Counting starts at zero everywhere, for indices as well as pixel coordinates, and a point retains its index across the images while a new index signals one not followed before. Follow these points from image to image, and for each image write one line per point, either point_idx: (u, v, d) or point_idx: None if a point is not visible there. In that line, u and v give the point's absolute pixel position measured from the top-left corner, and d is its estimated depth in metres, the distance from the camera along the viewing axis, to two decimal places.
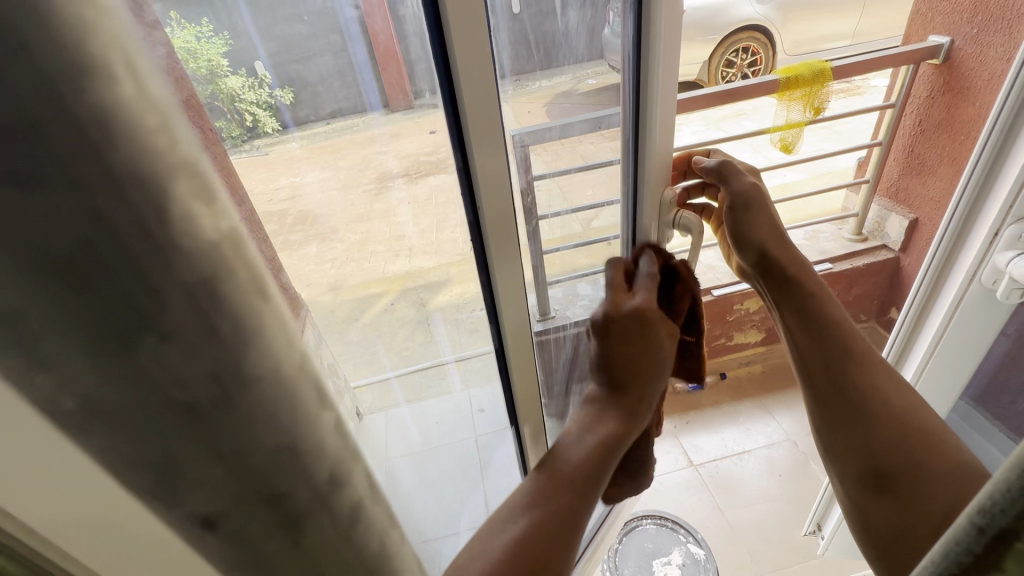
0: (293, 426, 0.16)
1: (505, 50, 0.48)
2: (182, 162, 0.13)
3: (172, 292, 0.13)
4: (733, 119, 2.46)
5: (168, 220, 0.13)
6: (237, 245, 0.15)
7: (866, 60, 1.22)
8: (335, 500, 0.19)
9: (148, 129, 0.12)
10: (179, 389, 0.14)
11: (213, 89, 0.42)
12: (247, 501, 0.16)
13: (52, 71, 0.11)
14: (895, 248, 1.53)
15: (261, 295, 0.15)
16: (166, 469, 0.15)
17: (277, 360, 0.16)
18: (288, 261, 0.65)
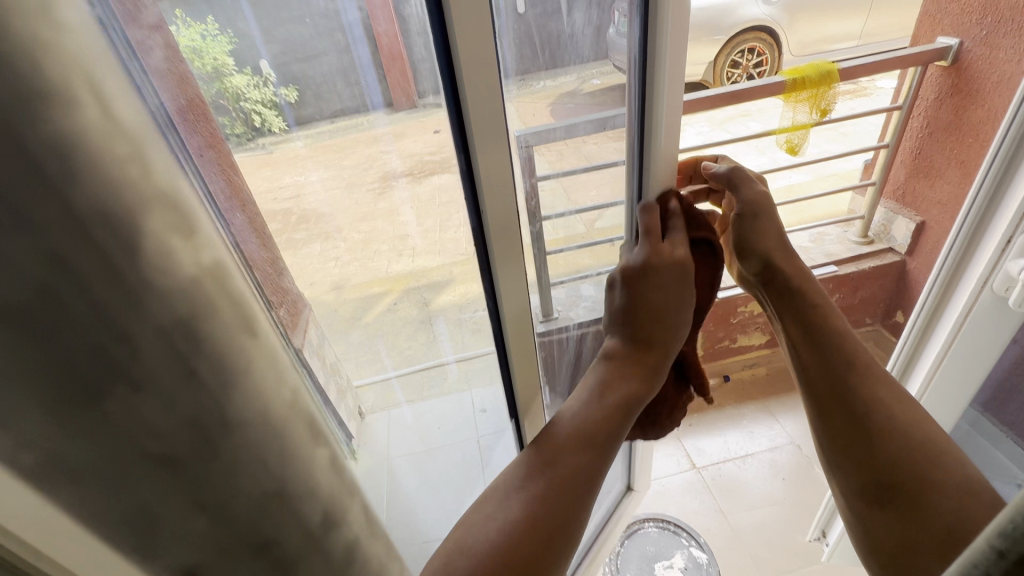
0: (282, 472, 0.22)
1: (510, 50, 0.48)
2: (157, 195, 0.17)
3: (144, 337, 0.17)
4: (738, 119, 2.45)
5: (145, 255, 0.17)
6: (211, 270, 0.19)
7: (874, 61, 1.21)
8: (324, 538, 0.25)
9: (129, 172, 0.17)
10: (156, 441, 0.19)
11: (218, 88, 0.46)
12: (230, 539, 0.22)
13: (54, 171, 0.15)
14: (901, 251, 1.52)
15: (249, 335, 0.21)
16: (149, 514, 0.20)
17: (263, 408, 0.21)
18: (295, 259, 0.72)
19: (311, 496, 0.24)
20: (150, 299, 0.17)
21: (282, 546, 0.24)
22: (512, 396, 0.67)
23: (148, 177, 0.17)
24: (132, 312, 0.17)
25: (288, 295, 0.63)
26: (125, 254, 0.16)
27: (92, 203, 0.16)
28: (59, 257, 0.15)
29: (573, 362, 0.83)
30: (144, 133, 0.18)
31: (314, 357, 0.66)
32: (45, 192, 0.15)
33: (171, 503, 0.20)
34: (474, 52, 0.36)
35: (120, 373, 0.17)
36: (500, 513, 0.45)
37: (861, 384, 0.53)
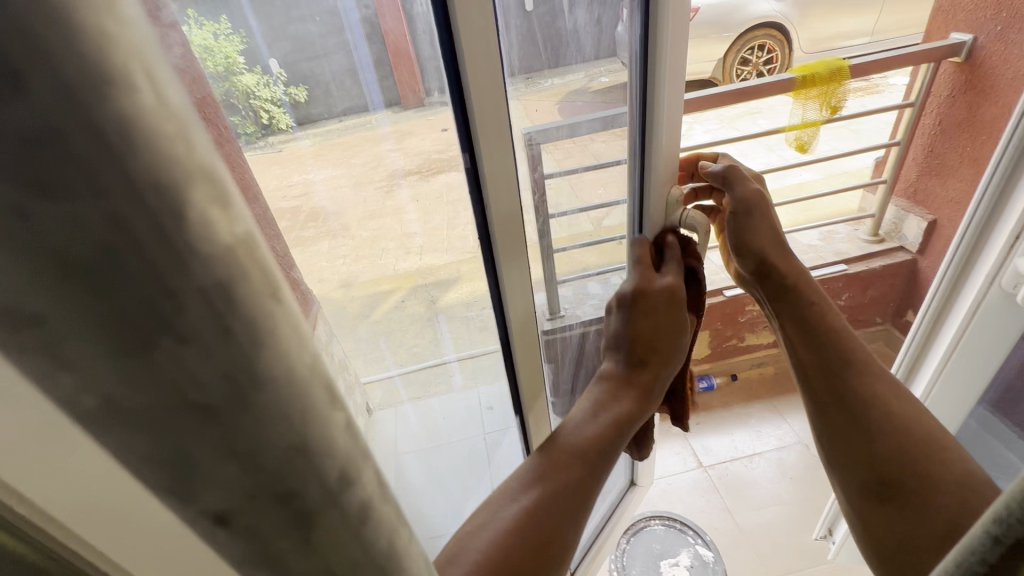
0: (307, 427, 0.12)
1: (514, 49, 0.48)
2: (201, 170, 0.10)
3: (189, 296, 0.10)
4: (748, 117, 2.44)
5: (187, 225, 0.09)
6: (257, 255, 0.11)
7: (885, 59, 1.20)
8: (343, 501, 0.14)
9: (164, 136, 0.09)
10: (195, 388, 0.11)
11: (229, 85, 0.48)
12: (260, 501, 0.12)
13: (79, 86, 0.08)
14: (912, 250, 1.50)
15: (278, 296, 0.11)
16: (182, 461, 0.11)
17: (293, 365, 0.12)
18: (302, 255, 0.79)
19: (360, 476, 0.14)
20: (191, 261, 0.09)
21: (310, 509, 0.13)
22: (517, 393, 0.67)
23: (193, 148, 0.10)
24: (164, 246, 0.09)
25: (297, 292, 0.64)
26: (167, 217, 0.09)
27: (148, 172, 0.09)
28: (30, 135, 0.08)
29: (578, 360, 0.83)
30: (191, 113, 0.10)
31: None
32: (83, 134, 0.08)
33: (197, 451, 0.11)
34: (480, 50, 0.36)
35: (108, 275, 0.09)
36: (503, 517, 0.48)
37: (861, 383, 0.54)
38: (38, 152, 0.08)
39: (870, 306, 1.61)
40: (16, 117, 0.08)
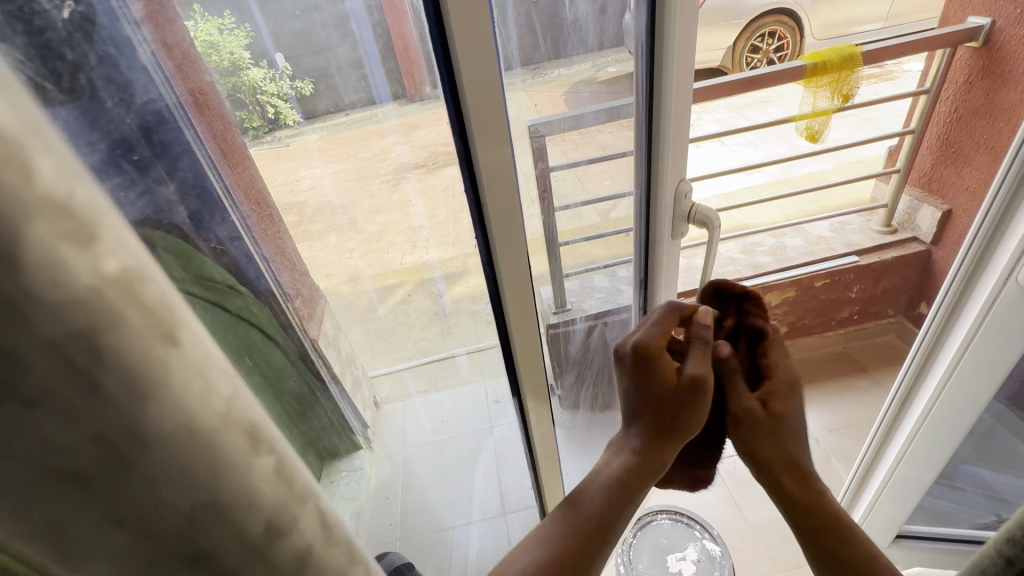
0: (213, 482, 0.13)
1: (514, 39, 0.47)
2: (47, 200, 0.10)
3: (34, 351, 0.10)
4: (758, 106, 2.40)
5: (25, 272, 0.09)
6: (134, 285, 0.11)
7: (900, 44, 1.17)
8: (269, 555, 0.15)
9: None
10: (58, 457, 0.11)
11: (234, 80, 0.49)
12: (159, 564, 0.13)
13: None
14: (926, 240, 1.47)
15: (166, 340, 0.12)
16: (57, 532, 0.12)
17: (189, 412, 0.12)
18: (310, 249, 0.75)
19: (293, 525, 0.15)
20: (36, 312, 0.10)
21: (227, 569, 0.14)
22: (518, 388, 0.67)
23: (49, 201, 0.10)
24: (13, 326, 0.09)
25: (302, 287, 0.63)
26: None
27: None
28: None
29: (579, 353, 0.82)
30: (28, 133, 0.10)
31: (329, 349, 0.67)
32: None
33: (76, 519, 0.12)
34: (472, 40, 0.35)
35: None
36: (518, 562, 0.47)
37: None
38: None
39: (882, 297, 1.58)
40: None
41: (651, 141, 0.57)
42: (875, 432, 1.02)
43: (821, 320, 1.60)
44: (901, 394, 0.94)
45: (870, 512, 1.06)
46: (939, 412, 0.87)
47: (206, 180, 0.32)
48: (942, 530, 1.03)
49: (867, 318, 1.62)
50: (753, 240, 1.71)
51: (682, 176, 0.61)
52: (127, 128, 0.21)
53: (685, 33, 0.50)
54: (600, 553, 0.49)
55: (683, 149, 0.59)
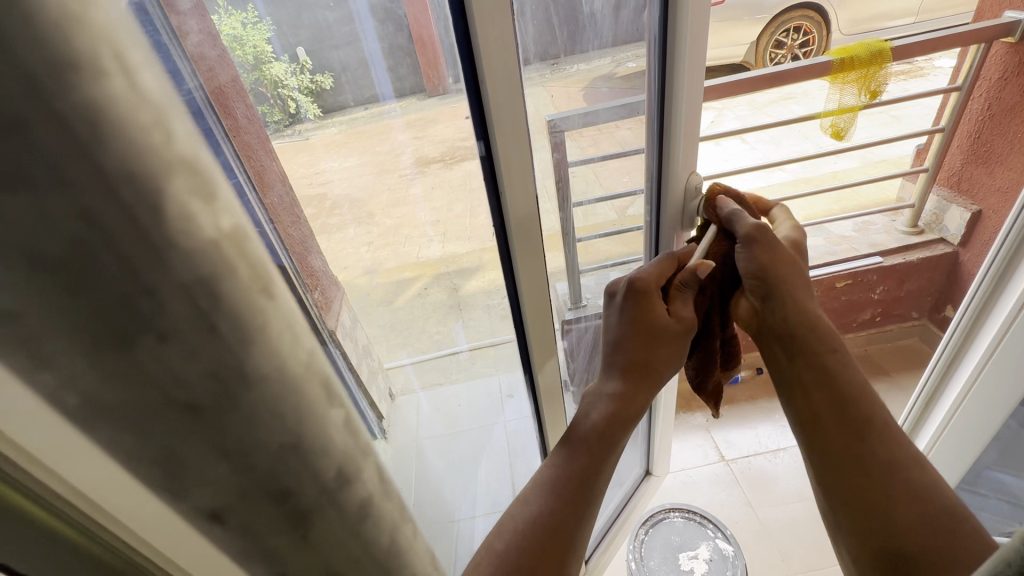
0: (298, 424, 0.18)
1: (532, 34, 0.47)
2: (180, 160, 0.14)
3: (170, 293, 0.14)
4: (781, 103, 2.37)
5: (165, 222, 0.14)
6: (237, 245, 0.16)
7: (931, 40, 1.14)
8: (331, 494, 0.20)
9: (143, 127, 0.13)
10: (180, 390, 0.15)
11: (257, 75, 0.47)
12: (251, 496, 0.18)
13: (74, 117, 0.12)
14: (954, 242, 1.44)
15: (263, 294, 0.17)
16: (170, 460, 0.16)
17: (277, 358, 0.17)
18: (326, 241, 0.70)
19: (355, 476, 0.21)
20: (172, 257, 0.14)
21: (301, 504, 0.19)
22: (531, 380, 0.68)
23: (189, 183, 0.15)
24: (168, 278, 0.14)
25: (322, 278, 0.64)
26: (150, 215, 0.14)
27: (117, 161, 0.13)
28: (80, 212, 0.12)
29: (591, 349, 0.84)
30: (166, 105, 0.14)
31: (347, 340, 0.68)
32: (84, 166, 0.12)
33: (188, 450, 0.16)
34: (493, 33, 0.36)
35: (122, 303, 0.14)
36: (503, 533, 0.49)
37: (867, 442, 0.51)
38: (80, 227, 0.13)
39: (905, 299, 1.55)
40: (57, 201, 0.12)
41: (662, 134, 0.57)
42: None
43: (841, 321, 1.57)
44: (926, 392, 0.94)
45: None
46: (968, 407, 0.86)
47: (240, 173, 0.33)
48: None
49: (889, 321, 1.59)
50: None
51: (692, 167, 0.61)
52: None
53: (697, 25, 0.50)
54: (587, 505, 0.51)
55: (694, 147, 0.58)
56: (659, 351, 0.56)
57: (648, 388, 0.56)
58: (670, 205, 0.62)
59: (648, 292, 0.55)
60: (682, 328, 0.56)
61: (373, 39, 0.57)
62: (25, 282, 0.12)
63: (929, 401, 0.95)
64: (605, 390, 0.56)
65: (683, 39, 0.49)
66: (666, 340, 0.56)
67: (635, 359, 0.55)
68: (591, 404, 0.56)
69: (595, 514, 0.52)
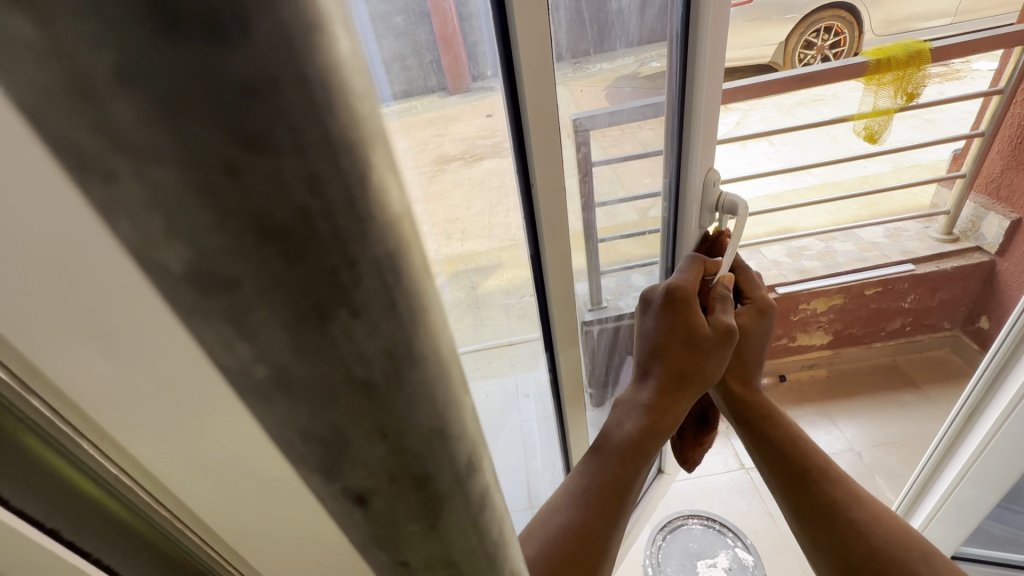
0: (448, 406, 0.13)
1: (563, 29, 0.46)
2: (381, 125, 0.10)
3: (367, 265, 0.10)
4: (809, 105, 2.32)
5: (366, 187, 0.10)
6: (413, 222, 0.11)
7: (972, 41, 1.10)
8: (467, 487, 0.14)
9: (329, 19, 0.08)
10: (360, 366, 0.11)
11: None
12: (399, 481, 0.13)
13: (290, 21, 0.08)
14: (991, 251, 1.39)
15: (428, 269, 0.12)
16: (334, 445, 0.12)
17: (437, 340, 0.12)
18: None
19: (482, 466, 0.15)
20: (370, 227, 0.10)
21: (439, 495, 0.14)
22: (557, 384, 0.69)
23: (372, 105, 0.10)
24: (353, 219, 0.09)
25: None
26: (346, 151, 0.09)
27: (320, 66, 0.08)
28: (248, 84, 0.08)
29: (608, 351, 0.83)
30: None
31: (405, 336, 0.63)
32: (268, 32, 0.07)
33: (352, 430, 0.12)
34: (532, 31, 0.35)
35: (301, 247, 0.09)
36: (531, 541, 0.48)
37: (811, 486, 0.58)
38: (245, 101, 0.08)
39: (938, 309, 1.50)
40: (236, 60, 0.07)
41: (682, 129, 0.56)
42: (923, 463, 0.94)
43: (869, 330, 1.52)
44: (967, 405, 0.82)
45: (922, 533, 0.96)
46: (1011, 424, 0.75)
47: None
48: (999, 555, 0.97)
49: (920, 331, 1.54)
50: (800, 243, 1.64)
51: (711, 162, 0.59)
52: None
53: (717, 21, 0.48)
54: (615, 521, 0.50)
55: (712, 143, 0.57)
56: (702, 359, 0.54)
57: (683, 399, 0.54)
58: (688, 202, 0.60)
59: (688, 301, 0.54)
60: (722, 335, 0.54)
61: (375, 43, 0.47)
62: (181, 193, 0.08)
63: (969, 417, 0.83)
64: (639, 401, 0.54)
65: (702, 37, 0.48)
66: (707, 347, 0.54)
67: (670, 368, 0.54)
68: (625, 414, 0.55)
69: (625, 522, 0.51)
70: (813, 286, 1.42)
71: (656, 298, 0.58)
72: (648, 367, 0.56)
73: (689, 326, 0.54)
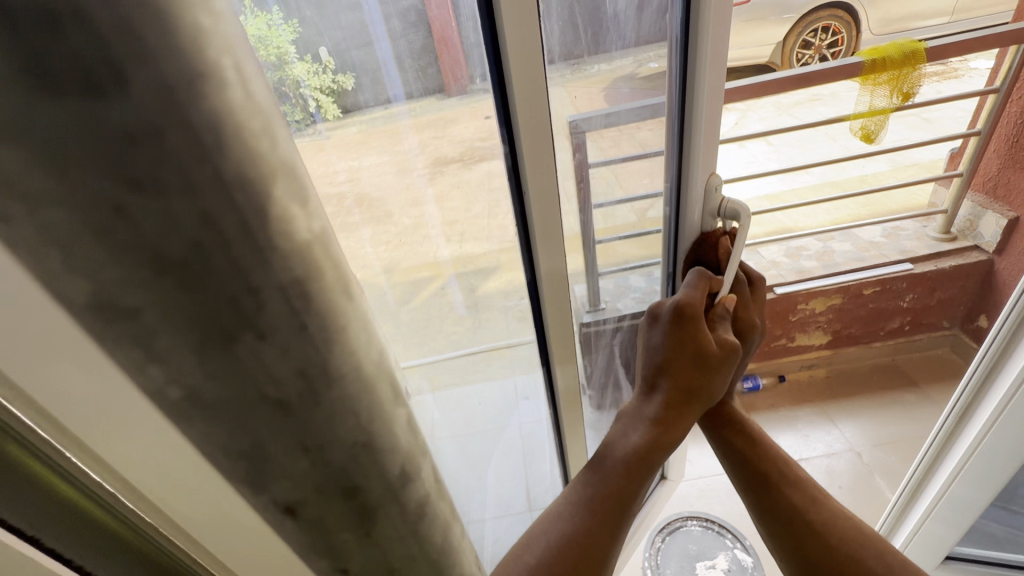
0: (357, 396, 0.21)
1: (555, 34, 0.46)
2: (279, 168, 0.17)
3: (267, 289, 0.17)
4: (807, 105, 2.33)
5: (265, 218, 0.17)
6: (321, 246, 0.19)
7: (968, 40, 1.11)
8: (380, 462, 0.22)
9: (251, 129, 0.16)
10: (271, 372, 0.18)
11: (280, 75, 0.43)
12: (310, 453, 0.21)
13: (202, 129, 0.15)
14: (988, 249, 1.39)
15: (347, 297, 0.20)
16: (246, 420, 0.19)
17: (353, 354, 0.20)
18: (372, 237, 0.68)
19: (395, 446, 0.23)
20: (272, 258, 0.17)
21: (357, 485, 0.22)
22: (553, 391, 0.69)
23: (272, 147, 0.17)
24: (249, 245, 0.16)
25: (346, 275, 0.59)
26: (257, 221, 0.16)
27: (234, 170, 0.16)
28: (128, 130, 0.14)
29: (606, 355, 0.83)
30: (270, 111, 0.17)
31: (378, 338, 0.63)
32: (176, 137, 0.15)
33: (262, 413, 0.19)
34: (521, 36, 0.35)
35: (199, 272, 0.16)
36: (532, 547, 0.49)
37: (770, 489, 0.58)
38: (125, 144, 0.14)
39: (937, 309, 1.50)
40: (124, 115, 0.14)
41: (683, 134, 0.56)
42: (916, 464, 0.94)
43: (867, 329, 1.52)
44: (959, 405, 0.82)
45: (919, 532, 0.97)
46: (1003, 424, 0.75)
47: None
48: (994, 555, 0.98)
49: (919, 330, 1.54)
50: (799, 243, 1.64)
51: (714, 169, 0.59)
52: None
53: (719, 28, 0.48)
54: (615, 533, 0.50)
55: (714, 148, 0.57)
56: (708, 375, 0.55)
57: (689, 413, 0.55)
58: (691, 207, 0.60)
59: (695, 318, 0.54)
60: (723, 352, 0.55)
61: (386, 43, 0.54)
62: (83, 233, 0.15)
63: (962, 415, 0.82)
64: (646, 414, 0.55)
65: (703, 45, 0.48)
66: (711, 364, 0.55)
67: (678, 384, 0.55)
68: (629, 427, 0.55)
69: (624, 537, 0.51)
70: (812, 286, 1.42)
71: (664, 313, 0.57)
72: (654, 380, 0.56)
73: (696, 343, 0.54)
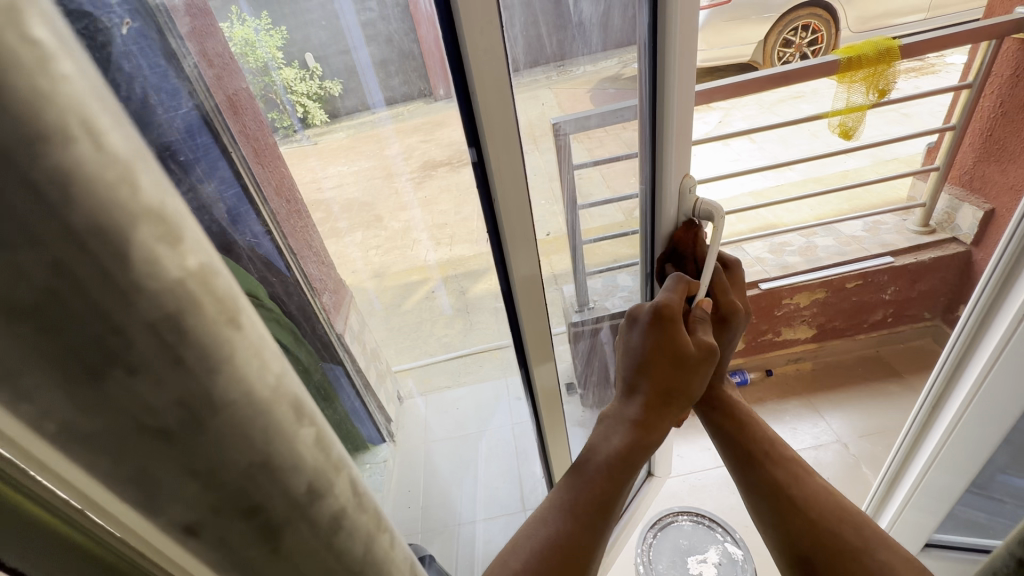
0: (266, 445, 0.14)
1: (519, 40, 0.46)
2: (146, 210, 0.11)
3: (136, 331, 0.11)
4: (789, 102, 2.37)
5: (130, 265, 0.11)
6: (210, 282, 0.12)
7: (941, 37, 1.13)
8: (311, 513, 0.16)
9: (108, 182, 0.10)
10: (149, 416, 0.12)
11: (266, 81, 0.49)
12: (220, 509, 0.15)
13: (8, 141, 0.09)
14: (966, 241, 1.42)
15: (232, 323, 0.13)
16: (148, 484, 0.14)
17: (249, 386, 0.13)
18: (364, 254, 0.82)
19: (329, 490, 0.16)
20: (137, 297, 0.11)
21: (274, 522, 0.15)
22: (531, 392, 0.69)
23: (136, 192, 0.11)
24: (111, 290, 0.11)
25: (332, 281, 0.66)
26: (116, 261, 0.11)
27: (48, 172, 0.09)
28: None
29: (586, 357, 0.82)
30: (138, 156, 0.11)
31: (355, 343, 0.69)
32: None
33: (157, 469, 0.13)
34: (481, 42, 0.35)
35: (51, 319, 0.10)
36: (518, 551, 0.49)
37: (759, 466, 0.60)
38: None
39: (917, 300, 1.52)
40: None
41: (655, 134, 0.56)
42: (896, 453, 0.97)
43: (851, 322, 1.54)
44: (934, 391, 0.85)
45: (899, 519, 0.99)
46: (974, 409, 0.77)
47: (241, 175, 0.39)
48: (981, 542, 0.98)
49: (901, 321, 1.57)
50: (783, 238, 1.67)
51: (687, 168, 0.60)
52: (159, 142, 0.23)
53: (687, 35, 0.49)
54: (599, 533, 0.51)
55: (687, 147, 0.58)
56: (686, 378, 0.56)
57: (667, 415, 0.56)
58: (665, 207, 0.60)
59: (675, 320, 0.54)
60: (704, 355, 0.55)
61: (363, 50, 0.53)
62: None
63: (949, 378, 0.81)
64: (626, 417, 0.56)
65: (671, 48, 0.49)
66: (690, 367, 0.55)
67: (657, 387, 0.55)
68: (610, 430, 0.56)
69: (608, 536, 0.52)
70: (796, 280, 1.43)
71: (643, 316, 0.57)
72: (634, 383, 0.57)
73: (675, 347, 0.55)
